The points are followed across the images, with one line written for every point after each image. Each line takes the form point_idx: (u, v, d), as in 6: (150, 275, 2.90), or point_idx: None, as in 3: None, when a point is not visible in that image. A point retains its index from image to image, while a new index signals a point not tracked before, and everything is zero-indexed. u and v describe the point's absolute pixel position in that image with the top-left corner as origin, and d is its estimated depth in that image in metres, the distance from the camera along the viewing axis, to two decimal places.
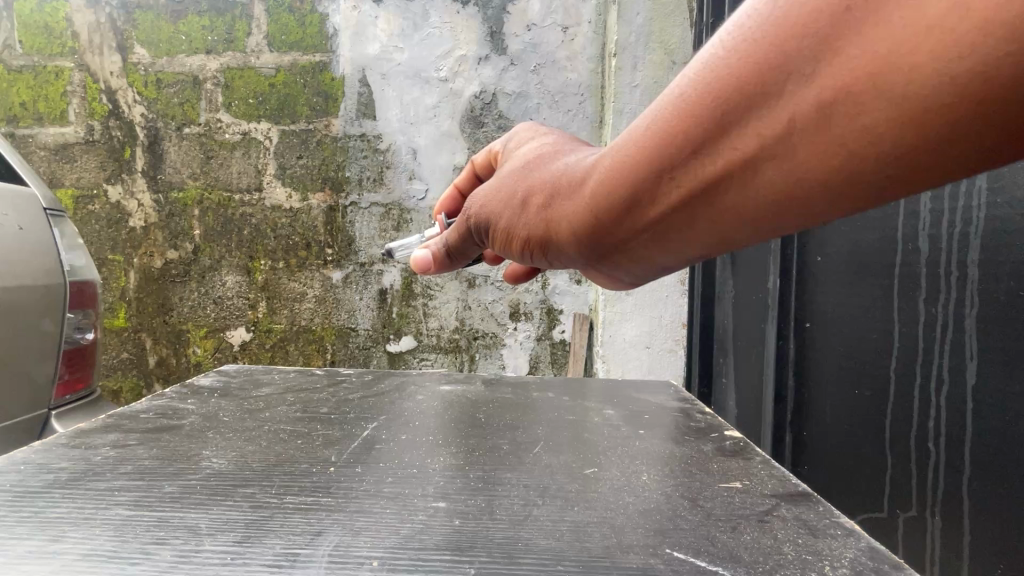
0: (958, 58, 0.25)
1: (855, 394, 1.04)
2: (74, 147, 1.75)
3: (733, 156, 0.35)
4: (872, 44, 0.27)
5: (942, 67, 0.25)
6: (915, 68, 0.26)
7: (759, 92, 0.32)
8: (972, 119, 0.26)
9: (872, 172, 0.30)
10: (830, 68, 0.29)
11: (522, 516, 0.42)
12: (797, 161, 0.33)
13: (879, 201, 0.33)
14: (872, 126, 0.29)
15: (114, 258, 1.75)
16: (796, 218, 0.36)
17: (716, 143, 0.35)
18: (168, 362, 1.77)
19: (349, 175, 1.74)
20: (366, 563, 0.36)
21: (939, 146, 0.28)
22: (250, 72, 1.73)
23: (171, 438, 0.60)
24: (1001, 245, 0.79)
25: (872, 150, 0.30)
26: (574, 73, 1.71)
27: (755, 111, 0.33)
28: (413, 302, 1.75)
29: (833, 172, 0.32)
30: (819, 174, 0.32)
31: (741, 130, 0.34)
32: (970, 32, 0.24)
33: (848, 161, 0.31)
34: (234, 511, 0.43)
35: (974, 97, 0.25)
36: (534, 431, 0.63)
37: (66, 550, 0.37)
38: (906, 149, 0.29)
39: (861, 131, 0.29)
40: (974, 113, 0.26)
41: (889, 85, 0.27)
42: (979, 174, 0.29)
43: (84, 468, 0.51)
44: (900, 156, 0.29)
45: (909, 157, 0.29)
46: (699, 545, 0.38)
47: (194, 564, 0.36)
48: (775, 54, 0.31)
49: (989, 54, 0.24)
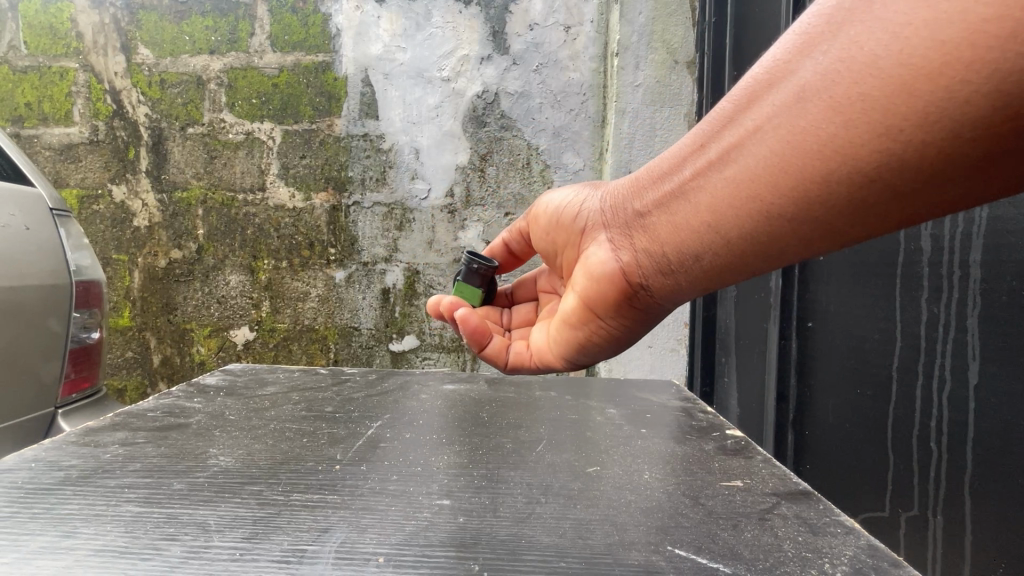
0: (939, 34, 0.34)
1: (857, 393, 1.04)
2: (79, 147, 1.76)
3: (762, 121, 0.45)
4: (873, 30, 0.38)
5: (925, 42, 0.35)
6: (906, 44, 0.36)
7: (790, 69, 0.43)
8: (946, 85, 0.34)
9: (868, 134, 0.39)
10: (842, 48, 0.39)
11: (525, 513, 0.43)
12: (809, 123, 0.42)
13: (874, 176, 0.40)
14: (870, 91, 0.38)
15: (119, 257, 1.76)
16: (803, 186, 0.44)
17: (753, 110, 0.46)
18: (172, 360, 1.78)
19: (352, 175, 1.75)
20: (372, 559, 0.36)
21: (921, 112, 0.36)
22: (253, 73, 1.74)
23: (178, 437, 0.61)
24: (1003, 245, 0.79)
25: (872, 110, 0.38)
26: (576, 73, 1.71)
27: (785, 84, 0.43)
28: (416, 301, 1.76)
29: (837, 132, 0.40)
30: (824, 135, 0.41)
31: (773, 98, 0.44)
32: (947, 14, 0.34)
33: (850, 123, 0.39)
34: (241, 508, 0.44)
35: (946, 65, 0.34)
36: (537, 430, 0.64)
37: (78, 546, 0.38)
38: (898, 113, 0.37)
39: (860, 97, 0.39)
40: (947, 81, 0.34)
41: (884, 60, 0.37)
42: (959, 152, 0.36)
43: (93, 466, 0.52)
44: (893, 119, 0.37)
45: (899, 123, 0.37)
46: (700, 542, 0.38)
47: (203, 560, 0.36)
48: (807, 41, 0.42)
49: (956, 31, 0.33)
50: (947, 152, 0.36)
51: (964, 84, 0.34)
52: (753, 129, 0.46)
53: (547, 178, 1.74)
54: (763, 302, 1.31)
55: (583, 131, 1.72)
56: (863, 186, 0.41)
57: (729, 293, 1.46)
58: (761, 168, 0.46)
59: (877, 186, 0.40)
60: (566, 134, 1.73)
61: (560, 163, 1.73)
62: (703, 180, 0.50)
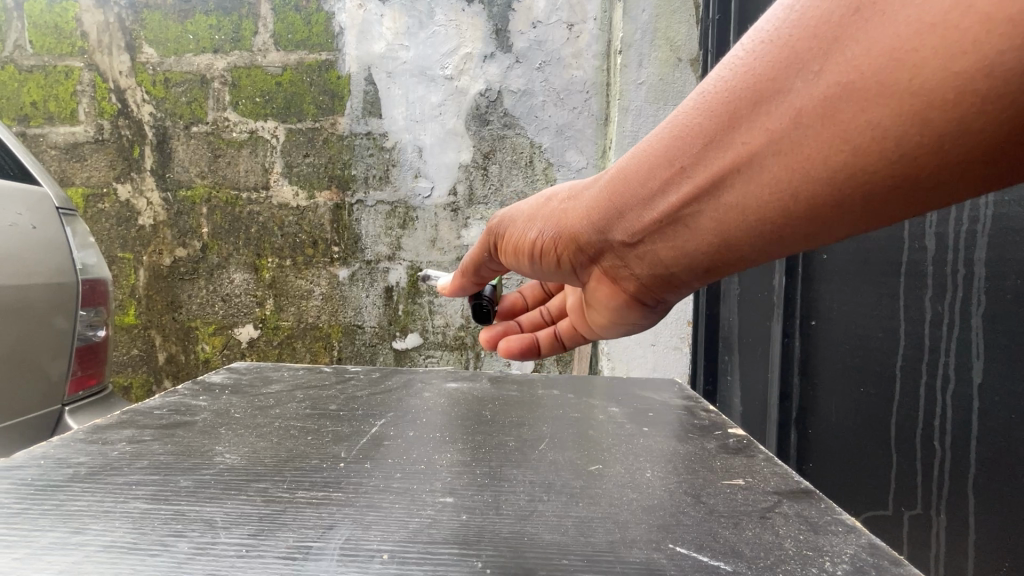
0: (957, 53, 0.29)
1: (860, 392, 1.04)
2: (85, 146, 1.77)
3: (751, 148, 0.40)
4: (873, 45, 0.33)
5: (941, 63, 0.30)
6: (917, 65, 0.31)
7: (775, 89, 0.37)
8: (967, 113, 0.30)
9: (877, 164, 0.35)
10: (836, 67, 0.34)
11: (527, 511, 0.43)
12: (807, 153, 0.37)
13: (883, 202, 0.36)
14: (875, 120, 0.33)
15: (124, 256, 1.77)
16: (804, 215, 0.40)
17: (737, 135, 0.40)
18: (177, 358, 1.79)
19: (355, 173, 1.75)
20: (376, 555, 0.37)
21: (937, 140, 0.32)
22: (257, 71, 1.75)
23: (185, 434, 0.61)
24: (1008, 243, 0.79)
25: (878, 139, 0.34)
26: (579, 70, 1.71)
27: (772, 106, 0.38)
28: (419, 299, 1.76)
29: (842, 164, 0.36)
30: (827, 166, 0.37)
31: (758, 123, 0.39)
32: (965, 30, 0.29)
33: (855, 153, 0.35)
34: (247, 505, 0.44)
35: (968, 92, 0.30)
36: (540, 428, 0.64)
37: (89, 541, 0.39)
38: (910, 142, 0.33)
39: (864, 124, 0.34)
40: (970, 108, 0.30)
41: (892, 82, 0.32)
42: (977, 175, 0.33)
43: (102, 463, 0.53)
44: (904, 149, 0.33)
45: (911, 152, 0.33)
46: (702, 540, 0.39)
47: (210, 556, 0.37)
48: (792, 55, 0.36)
49: (978, 53, 0.29)
50: (960, 176, 0.33)
51: (984, 114, 0.30)
52: (741, 159, 0.41)
53: (550, 176, 1.74)
54: (766, 300, 1.31)
55: (586, 129, 1.72)
56: (871, 213, 0.38)
57: (732, 291, 1.46)
58: (758, 199, 0.41)
59: (888, 211, 0.37)
60: (569, 132, 1.73)
61: (563, 161, 1.73)
62: (692, 211, 0.46)
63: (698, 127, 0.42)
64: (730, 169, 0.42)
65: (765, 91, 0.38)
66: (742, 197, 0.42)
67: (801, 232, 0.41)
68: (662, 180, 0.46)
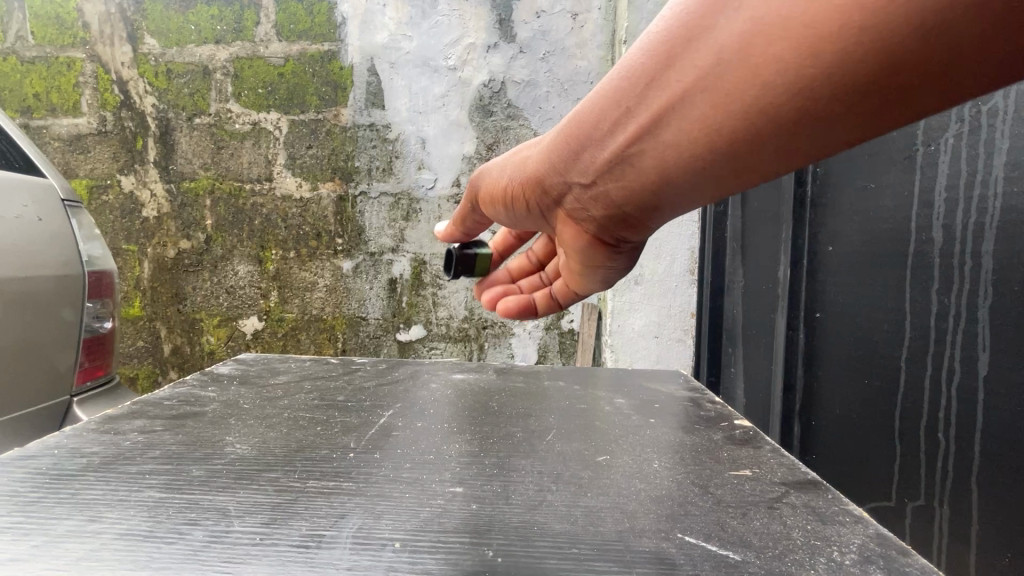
0: None
1: (864, 384, 1.04)
2: (88, 137, 1.76)
3: (683, 83, 0.42)
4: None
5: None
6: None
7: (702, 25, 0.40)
8: (888, 33, 0.32)
9: (800, 92, 0.37)
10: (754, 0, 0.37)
11: (536, 501, 0.43)
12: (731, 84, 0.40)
13: (809, 129, 0.39)
14: (792, 48, 0.36)
15: (129, 248, 1.78)
16: (739, 144, 0.43)
17: (670, 71, 0.43)
18: (182, 350, 1.80)
19: (359, 165, 1.75)
20: (389, 544, 0.37)
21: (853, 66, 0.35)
22: (259, 62, 1.74)
23: (195, 425, 0.62)
24: (1018, 235, 0.78)
25: (799, 68, 0.36)
26: (584, 60, 1.69)
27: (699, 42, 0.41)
28: (422, 291, 1.77)
29: (768, 92, 0.38)
30: (754, 93, 0.39)
31: (688, 58, 0.41)
32: None
33: (778, 79, 0.38)
34: (259, 494, 0.45)
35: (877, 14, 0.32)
36: (546, 419, 0.65)
37: (104, 530, 0.39)
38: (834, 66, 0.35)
39: (783, 54, 0.37)
40: (890, 29, 0.32)
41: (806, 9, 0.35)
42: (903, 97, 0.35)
43: (115, 453, 0.53)
44: (829, 73, 0.36)
45: (834, 77, 0.36)
46: (709, 530, 0.39)
47: (225, 544, 0.38)
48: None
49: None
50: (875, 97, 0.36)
51: (891, 31, 0.32)
52: (677, 92, 0.43)
53: None
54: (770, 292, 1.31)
55: None
56: (795, 137, 0.40)
57: (737, 284, 1.45)
58: (691, 133, 0.44)
59: (813, 132, 0.39)
60: None
61: None
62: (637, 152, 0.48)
63: (637, 70, 0.45)
64: (667, 108, 0.44)
65: (694, 27, 0.41)
66: (677, 133, 0.45)
67: (734, 164, 0.44)
68: (604, 127, 0.49)
